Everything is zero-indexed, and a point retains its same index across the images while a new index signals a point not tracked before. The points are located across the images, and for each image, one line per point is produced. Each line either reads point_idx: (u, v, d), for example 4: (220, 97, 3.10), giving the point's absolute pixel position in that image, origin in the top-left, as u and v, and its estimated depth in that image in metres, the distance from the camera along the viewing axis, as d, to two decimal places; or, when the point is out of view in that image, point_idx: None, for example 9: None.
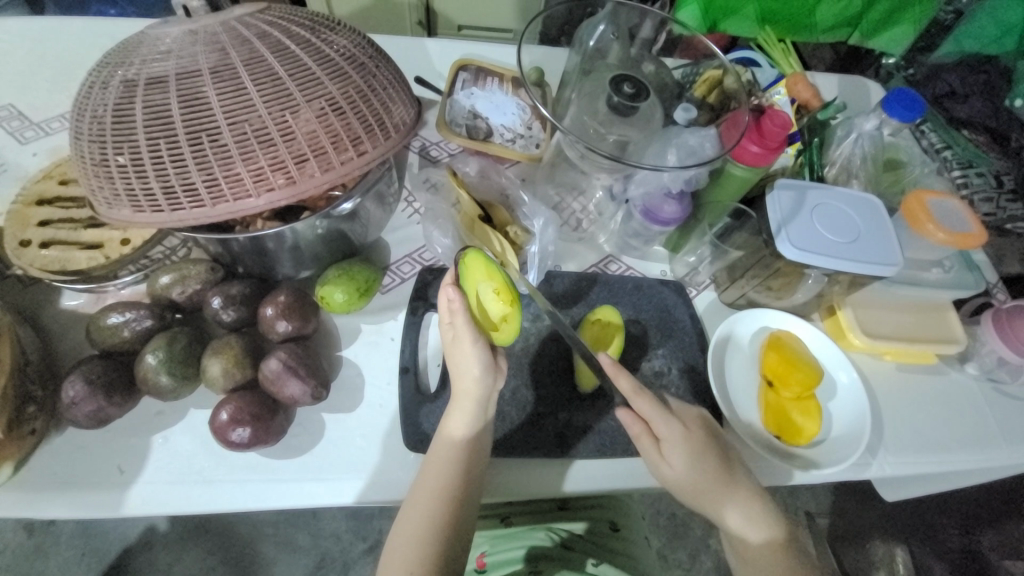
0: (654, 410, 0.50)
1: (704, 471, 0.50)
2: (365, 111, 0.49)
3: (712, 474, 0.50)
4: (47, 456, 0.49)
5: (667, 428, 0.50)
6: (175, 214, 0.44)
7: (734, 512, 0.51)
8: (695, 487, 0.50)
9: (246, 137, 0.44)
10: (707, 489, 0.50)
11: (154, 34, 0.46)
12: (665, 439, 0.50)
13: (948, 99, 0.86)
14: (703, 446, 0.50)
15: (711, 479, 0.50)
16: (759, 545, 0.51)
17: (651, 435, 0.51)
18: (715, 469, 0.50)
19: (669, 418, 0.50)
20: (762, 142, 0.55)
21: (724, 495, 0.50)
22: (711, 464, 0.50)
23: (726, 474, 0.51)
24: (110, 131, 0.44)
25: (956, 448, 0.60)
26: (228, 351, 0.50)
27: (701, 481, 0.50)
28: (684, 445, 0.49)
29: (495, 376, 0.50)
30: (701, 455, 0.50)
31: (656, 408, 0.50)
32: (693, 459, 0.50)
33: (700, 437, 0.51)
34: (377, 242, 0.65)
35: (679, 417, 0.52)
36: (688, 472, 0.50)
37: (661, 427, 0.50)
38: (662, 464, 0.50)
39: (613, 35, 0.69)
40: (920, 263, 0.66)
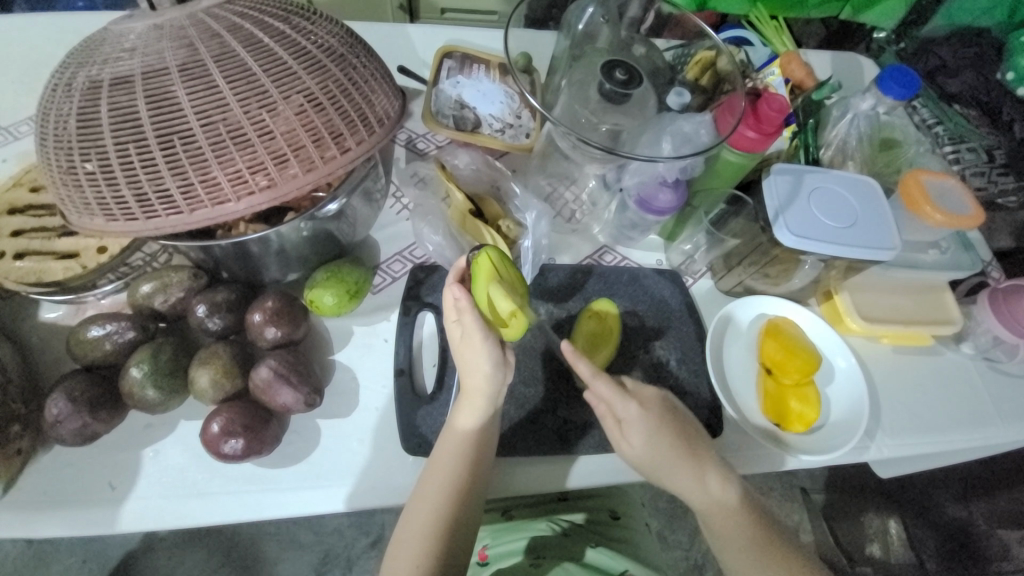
0: (610, 389, 0.50)
1: (663, 448, 0.50)
2: (345, 105, 0.47)
3: (674, 451, 0.50)
4: (33, 475, 0.47)
5: (623, 406, 0.50)
6: (151, 222, 0.42)
7: (702, 487, 0.51)
8: (655, 465, 0.50)
9: (220, 138, 0.42)
10: (672, 467, 0.50)
11: (117, 31, 0.44)
12: (624, 417, 0.50)
13: (940, 72, 0.83)
14: (661, 424, 0.50)
15: (672, 458, 0.50)
16: (730, 518, 0.51)
17: (612, 415, 0.51)
18: (674, 446, 0.50)
19: (626, 397, 0.50)
20: (759, 127, 0.54)
21: (688, 469, 0.50)
22: (672, 444, 0.50)
23: (689, 448, 0.51)
24: (75, 136, 0.41)
25: (953, 428, 0.60)
26: (216, 361, 0.48)
27: (658, 461, 0.50)
28: (642, 424, 0.49)
29: (506, 372, 0.49)
30: (660, 433, 0.50)
31: (613, 388, 0.50)
32: (652, 437, 0.49)
33: (658, 414, 0.50)
34: (365, 241, 0.63)
35: (637, 396, 0.51)
36: (648, 449, 0.50)
37: (619, 407, 0.50)
38: (624, 444, 0.51)
39: (602, 18, 0.66)
40: (919, 244, 0.65)
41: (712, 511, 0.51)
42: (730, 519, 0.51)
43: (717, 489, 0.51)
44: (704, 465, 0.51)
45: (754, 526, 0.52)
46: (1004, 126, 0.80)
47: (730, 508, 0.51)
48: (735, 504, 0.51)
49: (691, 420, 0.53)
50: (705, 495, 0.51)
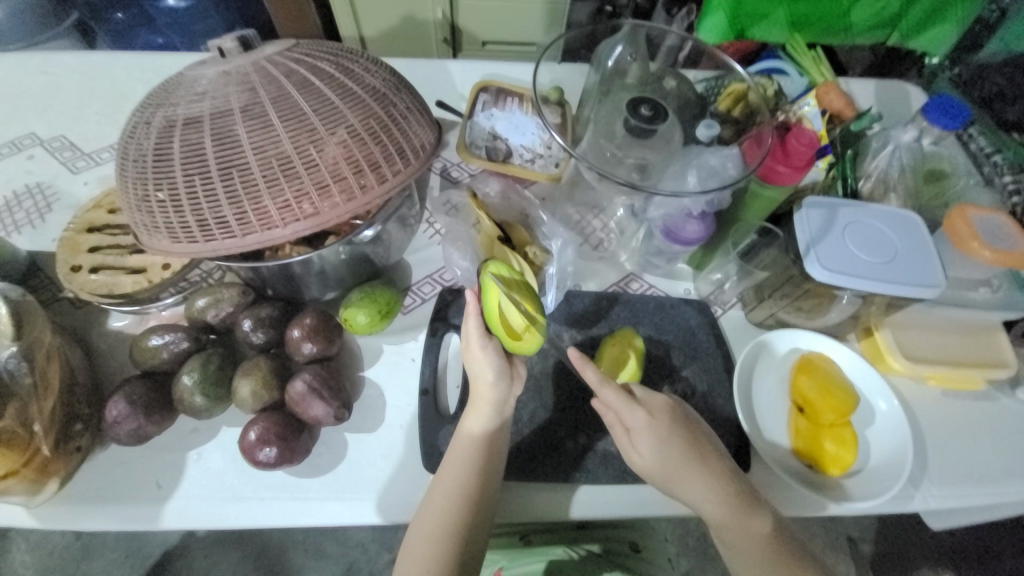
0: (618, 397, 0.51)
1: (673, 456, 0.49)
2: (384, 139, 0.50)
3: (684, 458, 0.49)
4: (93, 469, 0.52)
5: (630, 413, 0.50)
6: (208, 245, 0.47)
7: (718, 501, 0.49)
8: (667, 475, 0.50)
9: (272, 171, 0.46)
10: (683, 478, 0.49)
11: (192, 76, 0.50)
12: (631, 424, 0.50)
13: (997, 100, 0.78)
14: (670, 432, 0.50)
15: (684, 469, 0.49)
16: (746, 532, 0.49)
17: (620, 423, 0.51)
18: (685, 456, 0.49)
19: (633, 403, 0.50)
20: (788, 162, 0.53)
21: (700, 480, 0.49)
22: (683, 455, 0.49)
23: (700, 458, 0.50)
24: (151, 168, 0.47)
25: (1011, 480, 0.55)
26: (257, 372, 0.52)
27: (669, 471, 0.49)
28: (650, 432, 0.49)
29: (512, 383, 0.51)
30: (668, 440, 0.49)
31: (621, 396, 0.51)
32: (660, 443, 0.49)
33: (667, 423, 0.50)
34: (399, 263, 0.66)
35: (645, 404, 0.51)
36: (657, 456, 0.49)
37: (627, 414, 0.50)
38: (633, 452, 0.51)
39: (630, 56, 0.68)
40: (968, 281, 0.61)
41: (726, 525, 0.49)
42: (747, 534, 0.49)
43: (733, 503, 0.49)
44: (716, 476, 0.50)
45: (773, 544, 0.49)
46: None
47: (745, 523, 0.49)
48: (751, 520, 0.49)
49: (705, 431, 0.52)
50: (720, 509, 0.49)
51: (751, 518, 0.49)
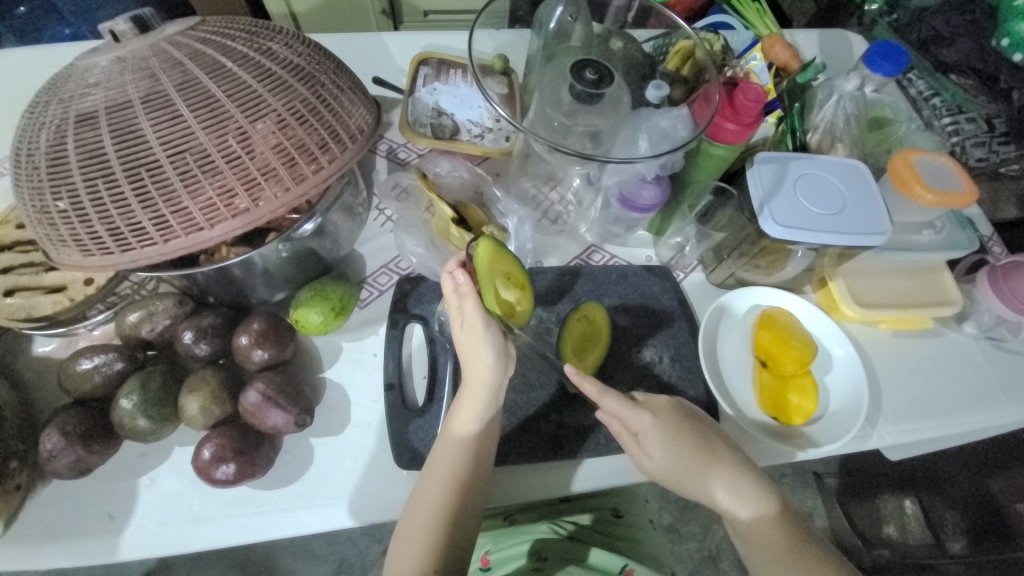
0: (620, 403, 0.50)
1: (686, 457, 0.49)
2: (313, 123, 0.46)
3: (695, 458, 0.49)
4: (33, 509, 0.48)
5: (636, 418, 0.49)
6: (126, 255, 0.42)
7: (735, 495, 0.49)
8: (678, 476, 0.49)
9: (189, 168, 0.41)
10: (690, 473, 0.49)
11: (81, 65, 0.44)
12: (640, 430, 0.49)
13: (934, 43, 0.81)
14: (677, 432, 0.49)
15: (694, 468, 0.49)
16: (767, 528, 0.49)
17: (628, 430, 0.50)
18: (692, 455, 0.49)
19: (638, 408, 0.50)
20: (738, 118, 0.53)
21: (714, 475, 0.49)
22: (690, 454, 0.49)
23: (712, 455, 0.50)
24: (46, 175, 0.42)
25: (956, 411, 0.59)
26: (204, 387, 0.48)
27: (680, 472, 0.49)
28: (657, 434, 0.49)
29: (507, 364, 0.49)
30: (679, 442, 0.49)
31: (623, 401, 0.50)
32: (671, 446, 0.49)
33: (675, 423, 0.50)
34: (350, 255, 0.63)
35: (649, 405, 0.51)
36: (669, 459, 0.49)
37: (633, 420, 0.49)
38: (644, 457, 0.50)
39: (572, 16, 0.64)
40: (910, 226, 0.64)
41: (743, 518, 0.50)
42: (764, 527, 0.49)
43: (749, 497, 0.50)
44: (730, 471, 0.50)
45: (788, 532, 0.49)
46: (1002, 94, 0.76)
47: (761, 514, 0.49)
48: (766, 511, 0.50)
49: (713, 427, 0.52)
50: (737, 504, 0.50)
51: (765, 508, 0.50)
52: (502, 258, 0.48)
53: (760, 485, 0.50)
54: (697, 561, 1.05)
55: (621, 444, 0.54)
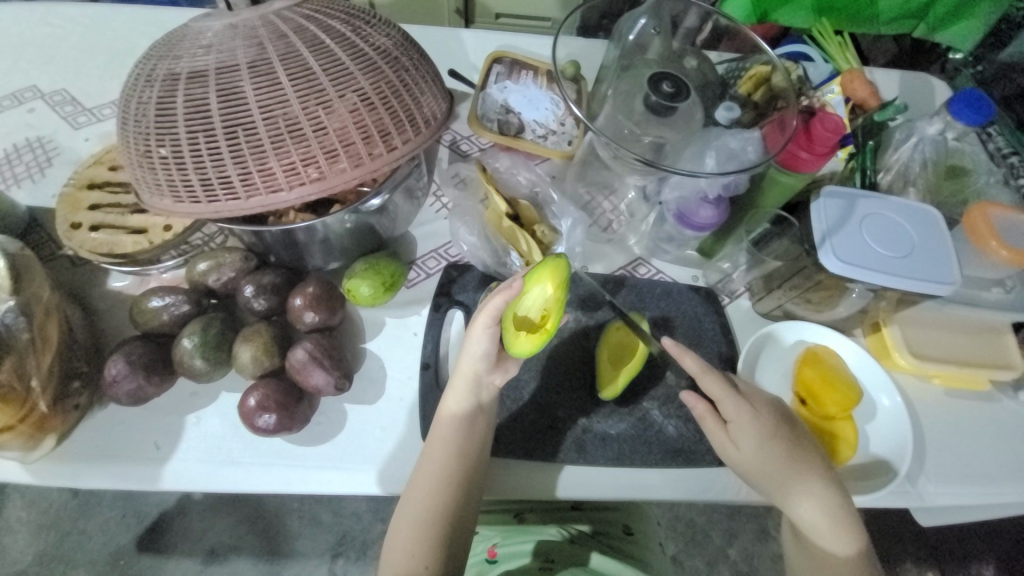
0: (720, 387, 0.51)
1: (778, 457, 0.49)
2: (395, 105, 0.48)
3: (786, 460, 0.49)
4: (91, 429, 0.52)
5: (733, 409, 0.50)
6: (211, 205, 0.45)
7: (817, 508, 0.49)
8: (764, 471, 0.49)
9: (279, 132, 0.44)
10: (777, 472, 0.49)
11: (197, 28, 0.48)
12: (733, 420, 0.50)
13: (1020, 100, 0.77)
14: (772, 427, 0.50)
15: (784, 466, 0.49)
16: (838, 542, 0.49)
17: (717, 417, 0.51)
18: (784, 453, 0.49)
19: (736, 396, 0.50)
20: (811, 148, 0.52)
21: (804, 483, 0.49)
22: (783, 452, 0.49)
23: (804, 461, 0.49)
24: (153, 123, 0.45)
25: (1007, 481, 0.55)
26: (258, 339, 0.51)
27: (767, 467, 0.49)
28: (753, 425, 0.49)
29: (494, 369, 0.51)
30: (773, 441, 0.49)
31: (722, 387, 0.51)
32: (767, 443, 0.49)
33: (771, 422, 0.50)
34: (404, 236, 0.65)
35: (747, 397, 0.51)
36: (758, 455, 0.49)
37: (728, 407, 0.50)
38: (731, 448, 0.50)
39: (653, 29, 0.65)
40: (980, 281, 0.61)
41: (818, 531, 0.49)
42: (836, 545, 0.49)
43: (831, 513, 0.49)
44: (818, 482, 0.49)
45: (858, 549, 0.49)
46: None
47: (837, 533, 0.49)
48: (845, 533, 0.49)
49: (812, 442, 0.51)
50: (818, 516, 0.49)
51: (844, 530, 0.49)
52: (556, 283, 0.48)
53: (844, 504, 0.49)
54: None
55: (646, 458, 0.54)
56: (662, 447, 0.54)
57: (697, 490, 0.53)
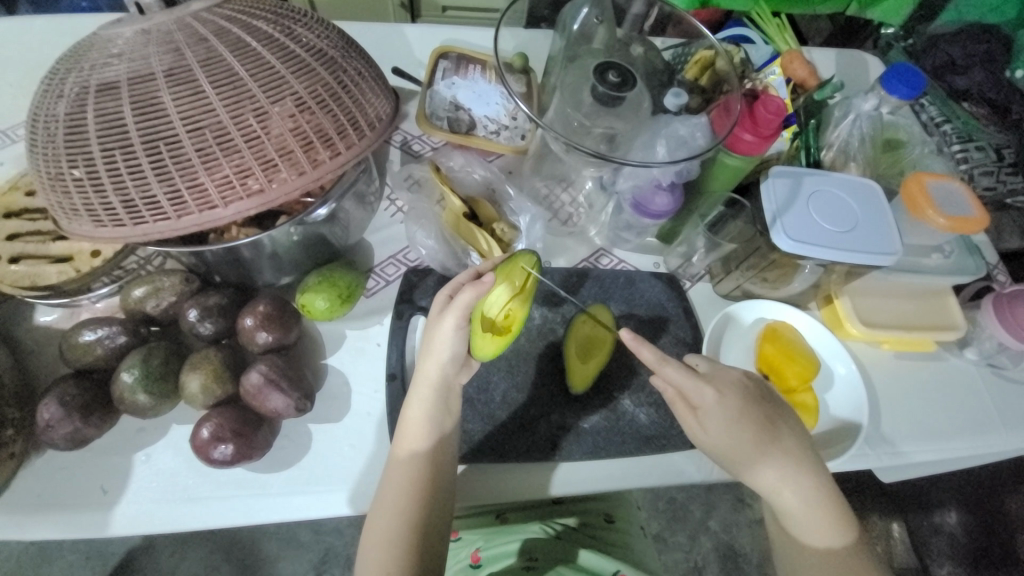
0: (684, 376, 0.49)
1: (745, 440, 0.48)
2: (333, 108, 0.46)
3: (754, 444, 0.48)
4: (27, 478, 0.48)
5: (700, 394, 0.49)
6: (138, 228, 0.42)
7: (788, 488, 0.48)
8: (734, 454, 0.49)
9: (207, 144, 0.41)
10: (746, 454, 0.48)
11: (106, 35, 0.44)
12: (700, 405, 0.49)
13: (948, 71, 0.81)
14: (740, 411, 0.48)
15: (754, 449, 0.48)
16: (811, 523, 0.48)
17: (687, 402, 0.50)
18: (752, 435, 0.48)
19: (703, 384, 0.49)
20: (756, 130, 0.53)
21: (776, 467, 0.48)
22: (752, 434, 0.48)
23: (772, 442, 0.49)
24: (63, 143, 0.41)
25: (954, 435, 0.59)
26: (207, 366, 0.48)
27: (736, 450, 0.48)
28: (721, 411, 0.48)
29: (460, 369, 0.50)
30: (739, 424, 0.48)
31: (685, 374, 0.49)
32: (732, 427, 0.48)
33: (739, 405, 0.49)
34: (359, 243, 0.63)
35: (715, 382, 0.50)
36: (725, 439, 0.48)
37: (694, 394, 0.49)
38: (698, 431, 0.50)
39: (597, 18, 0.64)
40: (920, 248, 0.65)
41: (792, 513, 0.48)
42: (812, 528, 0.48)
43: (804, 495, 0.48)
44: (793, 465, 0.48)
45: (842, 534, 0.48)
46: (1012, 124, 0.77)
47: (813, 516, 0.48)
48: (823, 517, 0.47)
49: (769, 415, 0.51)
50: (792, 499, 0.48)
51: (821, 513, 0.48)
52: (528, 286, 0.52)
53: (821, 484, 0.48)
54: (682, 571, 1.05)
55: (620, 448, 0.54)
56: (634, 436, 0.55)
57: (672, 474, 0.54)
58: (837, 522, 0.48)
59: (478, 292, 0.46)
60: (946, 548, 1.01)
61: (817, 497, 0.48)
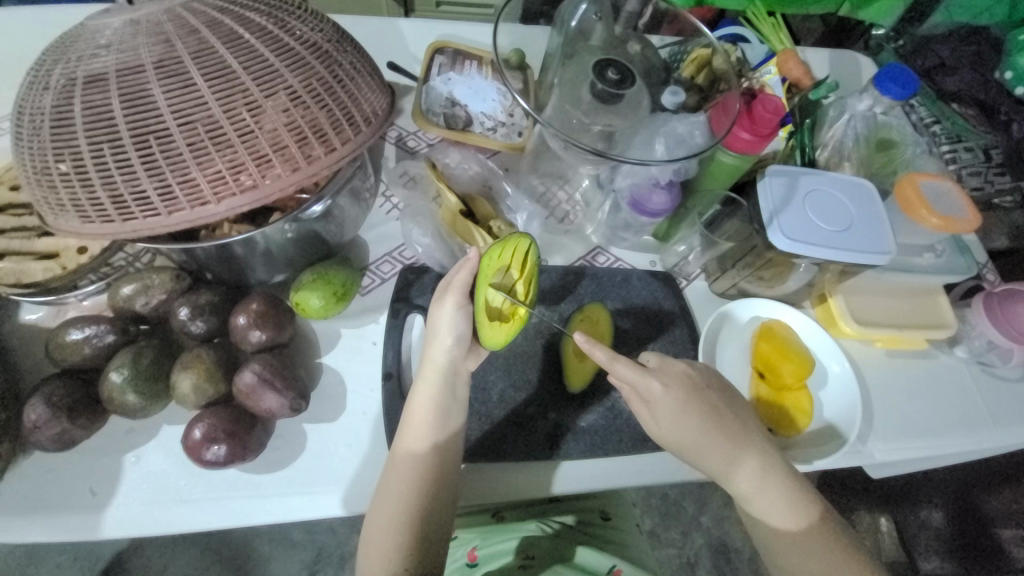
0: (632, 369, 0.49)
1: (694, 430, 0.48)
2: (329, 103, 0.45)
3: (704, 433, 0.49)
4: (13, 481, 0.46)
5: (646, 387, 0.49)
6: (127, 224, 0.41)
7: (746, 476, 0.49)
8: (689, 446, 0.49)
9: (199, 139, 0.40)
10: (696, 443, 0.49)
11: (93, 26, 0.42)
12: (650, 398, 0.49)
13: (938, 71, 0.82)
14: (687, 402, 0.49)
15: (706, 440, 0.49)
16: (771, 505, 0.49)
17: (637, 395, 0.50)
18: (702, 426, 0.48)
19: (648, 375, 0.49)
20: (754, 129, 0.53)
21: (737, 455, 0.49)
22: (702, 424, 0.48)
23: (726, 431, 0.49)
24: (49, 136, 0.40)
25: (945, 432, 0.60)
26: (199, 365, 0.47)
27: (689, 442, 0.49)
28: (669, 402, 0.48)
29: (470, 363, 0.50)
30: (690, 414, 0.48)
31: (636, 369, 0.49)
32: (681, 418, 0.48)
33: (682, 394, 0.49)
34: (354, 241, 0.62)
35: (659, 372, 0.50)
36: (677, 431, 0.49)
37: (643, 387, 0.49)
38: (650, 422, 0.50)
39: (596, 15, 0.64)
40: (913, 247, 0.66)
41: (757, 501, 0.49)
42: (778, 513, 0.48)
43: (764, 481, 0.49)
44: (751, 455, 0.49)
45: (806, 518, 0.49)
46: (1001, 124, 0.78)
47: (778, 502, 0.48)
48: (784, 498, 0.48)
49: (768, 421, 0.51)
50: (752, 487, 0.49)
51: (785, 495, 0.48)
52: (527, 267, 0.51)
53: (775, 467, 0.49)
54: (675, 567, 1.05)
55: (618, 446, 0.54)
56: (631, 434, 0.55)
57: (669, 472, 0.54)
58: (800, 504, 0.49)
59: (472, 271, 0.48)
60: (934, 542, 1.02)
61: (777, 482, 0.49)
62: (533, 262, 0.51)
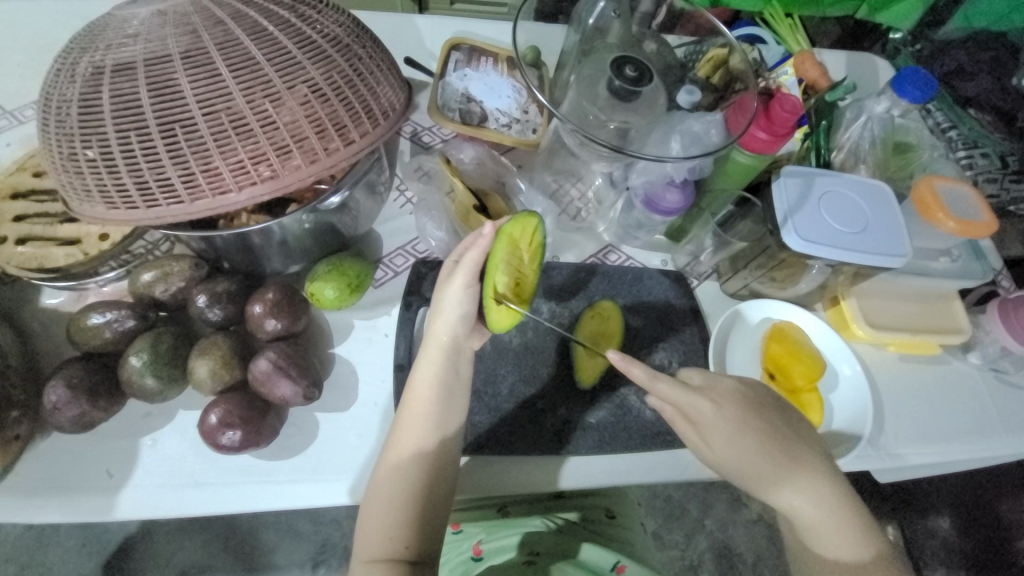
0: (675, 390, 0.49)
1: (748, 451, 0.48)
2: (349, 97, 0.46)
3: (760, 453, 0.48)
4: (32, 461, 0.47)
5: (693, 406, 0.48)
6: (150, 211, 0.42)
7: (804, 500, 0.47)
8: (741, 467, 0.48)
9: (223, 128, 0.41)
10: (750, 464, 0.48)
11: (121, 16, 0.43)
12: (697, 417, 0.49)
13: (956, 77, 0.81)
14: (740, 422, 0.48)
15: (759, 462, 0.48)
16: (832, 534, 0.46)
17: (684, 416, 0.50)
18: (755, 446, 0.48)
19: (695, 395, 0.48)
20: (770, 128, 0.53)
21: (790, 478, 0.47)
22: (755, 443, 0.48)
23: (784, 454, 0.48)
24: (77, 123, 0.41)
25: (956, 438, 0.59)
26: (216, 351, 0.48)
27: (743, 463, 0.48)
28: (719, 422, 0.48)
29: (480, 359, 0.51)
30: (742, 433, 0.48)
31: (680, 389, 0.49)
32: (734, 438, 0.48)
33: (736, 413, 0.48)
34: (368, 234, 0.63)
35: (708, 391, 0.49)
36: (728, 451, 0.48)
37: (688, 405, 0.49)
38: (701, 442, 0.49)
39: (613, 13, 0.64)
40: (929, 251, 0.65)
41: (813, 526, 0.47)
42: (840, 545, 0.46)
43: (823, 506, 0.47)
44: (808, 478, 0.47)
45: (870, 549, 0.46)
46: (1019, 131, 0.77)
47: (838, 532, 0.46)
48: (844, 526, 0.46)
49: (787, 418, 0.51)
50: (811, 513, 0.47)
51: (847, 523, 0.46)
52: (533, 248, 0.52)
53: (837, 491, 0.47)
54: (678, 569, 1.05)
55: (626, 443, 0.54)
56: (640, 431, 0.55)
57: (676, 470, 0.54)
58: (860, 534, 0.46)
59: (484, 249, 0.47)
60: (938, 551, 1.01)
61: (836, 507, 0.47)
62: (537, 242, 0.52)
